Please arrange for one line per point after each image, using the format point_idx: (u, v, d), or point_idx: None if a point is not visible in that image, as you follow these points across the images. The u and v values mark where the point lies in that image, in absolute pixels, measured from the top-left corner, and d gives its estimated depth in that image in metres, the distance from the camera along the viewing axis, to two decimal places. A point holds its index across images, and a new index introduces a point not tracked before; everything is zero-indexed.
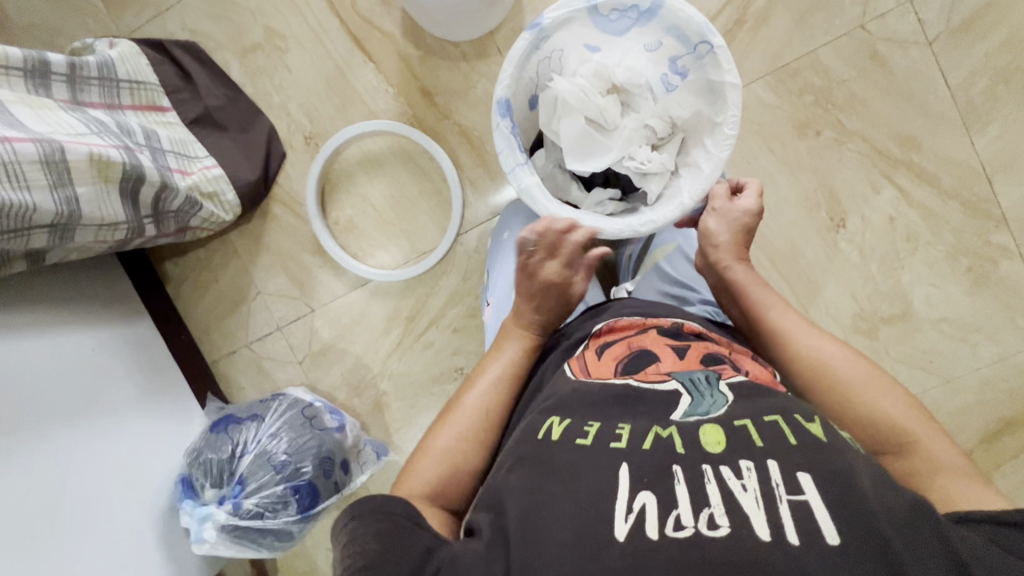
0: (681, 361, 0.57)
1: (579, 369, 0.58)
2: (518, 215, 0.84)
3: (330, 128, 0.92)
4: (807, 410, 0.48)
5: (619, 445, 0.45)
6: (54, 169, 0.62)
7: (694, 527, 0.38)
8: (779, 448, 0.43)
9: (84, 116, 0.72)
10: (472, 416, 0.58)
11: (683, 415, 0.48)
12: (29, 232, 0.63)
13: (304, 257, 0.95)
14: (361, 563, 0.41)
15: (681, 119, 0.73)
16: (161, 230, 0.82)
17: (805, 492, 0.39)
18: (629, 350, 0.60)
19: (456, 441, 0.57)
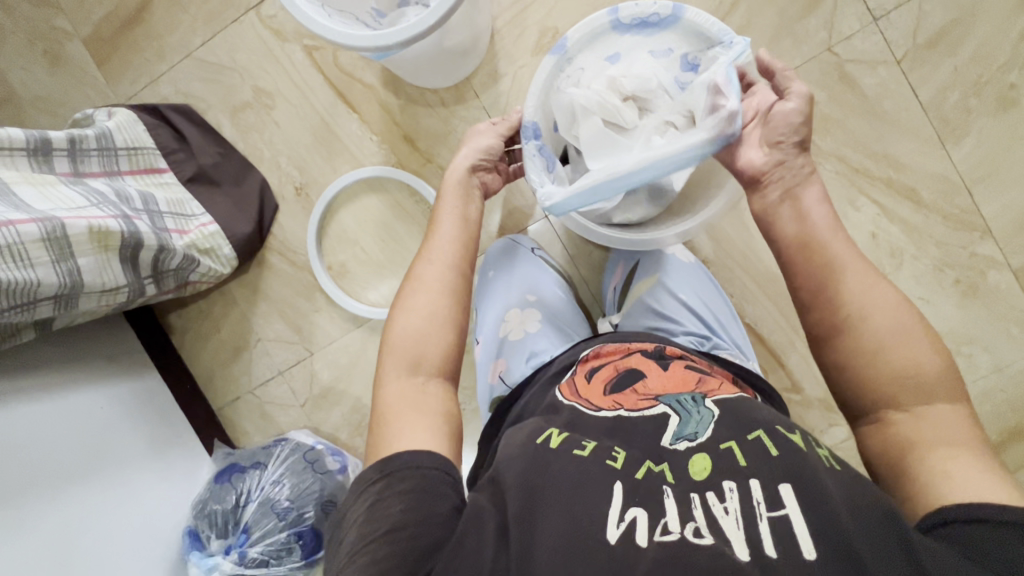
0: (665, 374, 0.59)
1: (570, 393, 0.59)
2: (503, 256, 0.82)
3: (319, 177, 0.95)
4: (787, 422, 0.49)
5: (615, 464, 0.46)
6: (56, 245, 0.66)
7: (680, 532, 0.40)
8: (761, 465, 0.44)
9: (84, 189, 0.76)
10: (436, 280, 0.59)
11: (673, 442, 0.48)
12: (35, 305, 0.67)
13: (301, 301, 0.97)
14: (391, 525, 0.43)
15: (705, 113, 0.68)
16: (161, 287, 0.86)
17: (786, 507, 0.40)
18: (616, 372, 0.61)
19: (425, 300, 0.58)
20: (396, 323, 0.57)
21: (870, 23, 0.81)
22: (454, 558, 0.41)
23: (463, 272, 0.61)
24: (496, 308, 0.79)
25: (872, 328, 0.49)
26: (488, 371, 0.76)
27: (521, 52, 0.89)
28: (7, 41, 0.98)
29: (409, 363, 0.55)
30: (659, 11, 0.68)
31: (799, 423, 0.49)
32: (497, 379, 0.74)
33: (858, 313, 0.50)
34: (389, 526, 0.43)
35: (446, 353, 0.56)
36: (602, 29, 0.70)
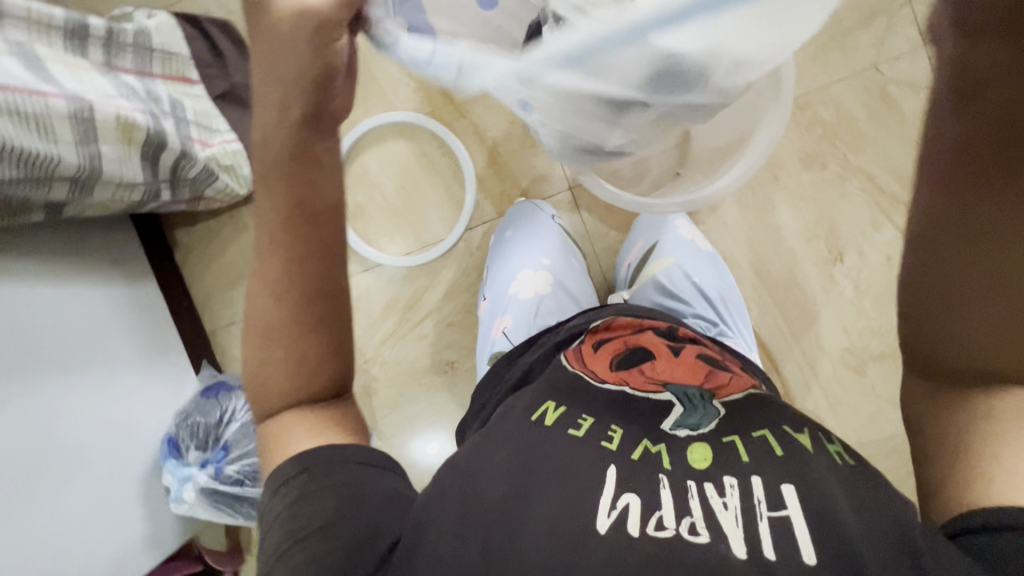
0: (675, 360, 0.59)
1: (575, 358, 0.60)
2: (523, 213, 0.81)
3: None
4: (797, 421, 0.48)
5: (609, 446, 0.46)
6: (81, 125, 0.65)
7: (675, 528, 0.39)
8: (763, 460, 0.43)
9: (116, 81, 0.75)
10: (275, 312, 0.42)
11: (674, 428, 0.48)
12: (51, 183, 0.66)
13: None
14: (322, 522, 0.39)
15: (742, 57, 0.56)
16: (177, 195, 0.84)
17: (787, 507, 0.39)
18: (625, 346, 0.62)
19: (265, 341, 0.43)
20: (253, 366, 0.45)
21: (920, 47, 0.82)
22: (415, 535, 0.39)
23: (304, 279, 0.42)
24: (507, 269, 0.79)
25: (968, 302, 0.36)
26: (490, 329, 0.76)
27: None
28: None
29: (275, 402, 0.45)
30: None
31: (807, 420, 0.49)
32: (500, 334, 0.74)
33: (987, 277, 0.35)
34: (319, 524, 0.39)
35: (319, 384, 0.44)
36: None
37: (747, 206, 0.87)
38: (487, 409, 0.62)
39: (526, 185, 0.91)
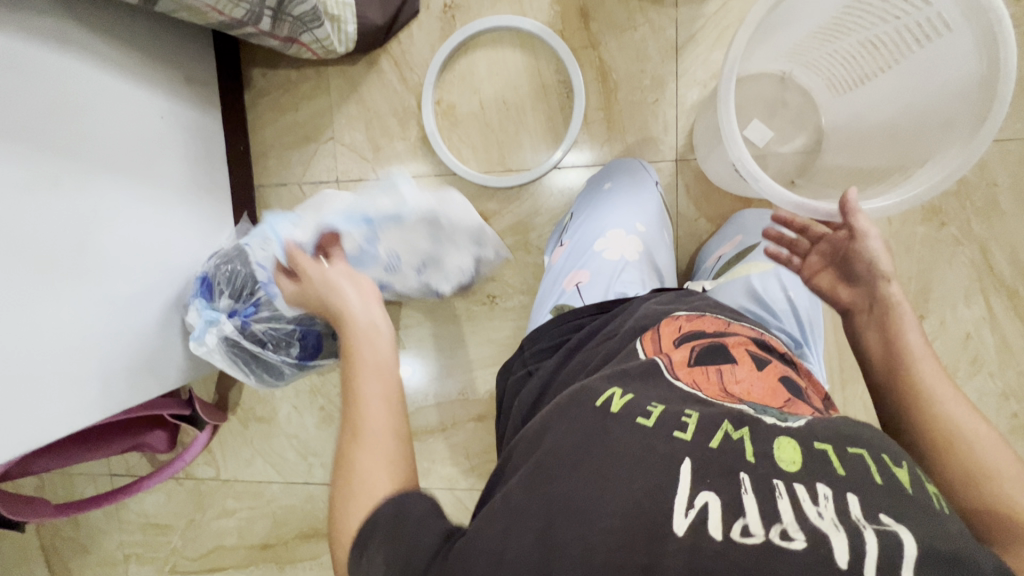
0: (759, 372, 0.49)
1: (652, 350, 0.51)
2: (627, 173, 0.78)
3: (472, 5, 0.86)
4: (898, 452, 0.38)
5: (683, 434, 0.38)
6: None
7: (764, 536, 0.32)
8: (864, 481, 0.35)
9: None
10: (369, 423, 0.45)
11: (760, 416, 0.41)
12: None
13: (392, 122, 0.90)
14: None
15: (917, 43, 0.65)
16: (273, 29, 0.77)
17: (892, 525, 0.32)
18: (709, 342, 0.52)
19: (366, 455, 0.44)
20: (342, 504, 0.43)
21: None
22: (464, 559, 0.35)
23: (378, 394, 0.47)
24: (598, 223, 0.74)
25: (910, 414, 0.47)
26: (563, 278, 0.71)
27: None
28: None
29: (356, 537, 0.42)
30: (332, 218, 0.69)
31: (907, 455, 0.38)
32: (572, 287, 0.69)
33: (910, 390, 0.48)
34: None
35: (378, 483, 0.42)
36: None
37: None
38: (542, 374, 0.57)
39: (631, 141, 0.85)
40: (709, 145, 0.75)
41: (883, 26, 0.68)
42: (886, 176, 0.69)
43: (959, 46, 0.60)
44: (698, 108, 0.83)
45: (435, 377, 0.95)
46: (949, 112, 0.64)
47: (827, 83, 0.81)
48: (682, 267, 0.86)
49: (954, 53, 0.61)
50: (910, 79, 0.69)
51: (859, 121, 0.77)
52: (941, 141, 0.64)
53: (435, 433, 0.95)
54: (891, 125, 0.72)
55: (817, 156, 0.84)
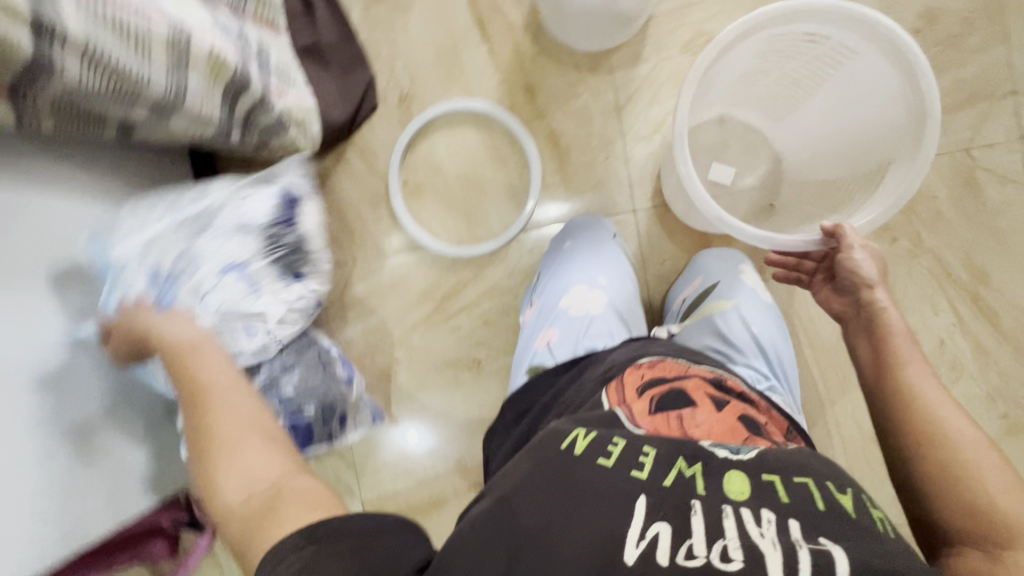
0: (717, 413, 0.54)
1: (617, 400, 0.55)
2: (584, 230, 0.83)
3: (426, 93, 0.93)
4: (839, 480, 0.45)
5: (639, 474, 0.44)
6: (176, 53, 0.64)
7: (706, 557, 0.38)
8: (804, 510, 0.40)
9: (214, 16, 0.72)
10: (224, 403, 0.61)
11: (712, 447, 0.47)
12: (133, 104, 0.64)
13: (363, 207, 0.95)
14: None
15: (849, 73, 0.71)
16: (243, 140, 0.83)
17: (827, 544, 0.38)
18: (667, 388, 0.56)
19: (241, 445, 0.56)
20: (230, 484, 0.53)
21: (1015, 140, 0.82)
22: None
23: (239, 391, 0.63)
24: (562, 283, 0.78)
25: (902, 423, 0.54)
26: (535, 338, 0.74)
27: (672, 46, 0.86)
28: None
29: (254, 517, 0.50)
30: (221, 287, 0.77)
31: (850, 482, 0.45)
32: (543, 346, 0.72)
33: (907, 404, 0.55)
34: None
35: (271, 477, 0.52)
36: None
37: None
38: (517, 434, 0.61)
39: (590, 197, 0.89)
40: (686, 206, 0.79)
41: (805, 61, 0.74)
42: (851, 197, 0.73)
43: (887, 70, 0.66)
44: (647, 159, 0.88)
45: (432, 447, 0.95)
46: (890, 125, 0.69)
47: (766, 115, 0.86)
48: (655, 310, 0.89)
49: (881, 77, 0.68)
50: (844, 101, 0.75)
51: (811, 148, 0.82)
52: (896, 154, 0.68)
53: (438, 505, 0.95)
54: (846, 147, 0.77)
55: (777, 184, 0.87)
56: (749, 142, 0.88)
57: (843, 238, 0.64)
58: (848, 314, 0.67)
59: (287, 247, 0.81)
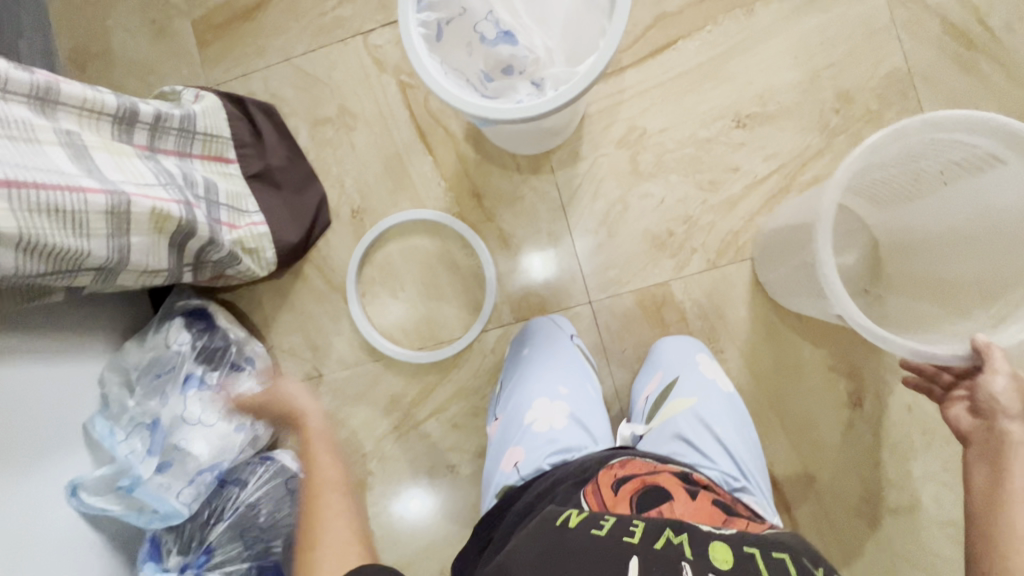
0: (692, 503, 0.57)
1: (597, 504, 0.55)
2: (540, 333, 0.85)
3: (377, 206, 0.95)
4: (819, 559, 0.45)
5: (632, 540, 0.45)
6: (116, 219, 0.66)
7: None
8: None
9: (155, 166, 0.76)
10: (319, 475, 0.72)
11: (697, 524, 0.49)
12: (75, 274, 0.65)
13: (324, 321, 0.96)
14: None
15: (974, 176, 0.62)
16: (197, 276, 0.84)
17: None
18: (643, 486, 0.58)
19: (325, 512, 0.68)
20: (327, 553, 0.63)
21: None
22: None
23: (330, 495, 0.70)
24: (525, 393, 0.79)
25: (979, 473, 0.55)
26: (502, 459, 0.73)
27: (609, 142, 0.89)
28: (121, 6, 1.02)
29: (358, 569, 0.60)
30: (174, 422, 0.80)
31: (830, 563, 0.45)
32: (510, 464, 0.71)
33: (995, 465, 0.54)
34: None
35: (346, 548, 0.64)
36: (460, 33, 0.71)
37: (769, 339, 0.86)
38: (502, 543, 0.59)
39: (546, 293, 0.91)
40: (797, 290, 0.75)
41: (933, 159, 0.64)
42: (975, 305, 0.65)
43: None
44: (598, 251, 0.89)
45: (414, 561, 0.92)
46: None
47: (867, 202, 0.77)
48: (623, 397, 0.89)
49: (1014, 182, 0.59)
50: (962, 197, 0.66)
51: (919, 233, 0.74)
52: None
53: None
54: (971, 244, 0.67)
55: (879, 266, 0.82)
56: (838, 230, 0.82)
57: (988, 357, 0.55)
58: (976, 438, 0.57)
59: (216, 352, 0.87)
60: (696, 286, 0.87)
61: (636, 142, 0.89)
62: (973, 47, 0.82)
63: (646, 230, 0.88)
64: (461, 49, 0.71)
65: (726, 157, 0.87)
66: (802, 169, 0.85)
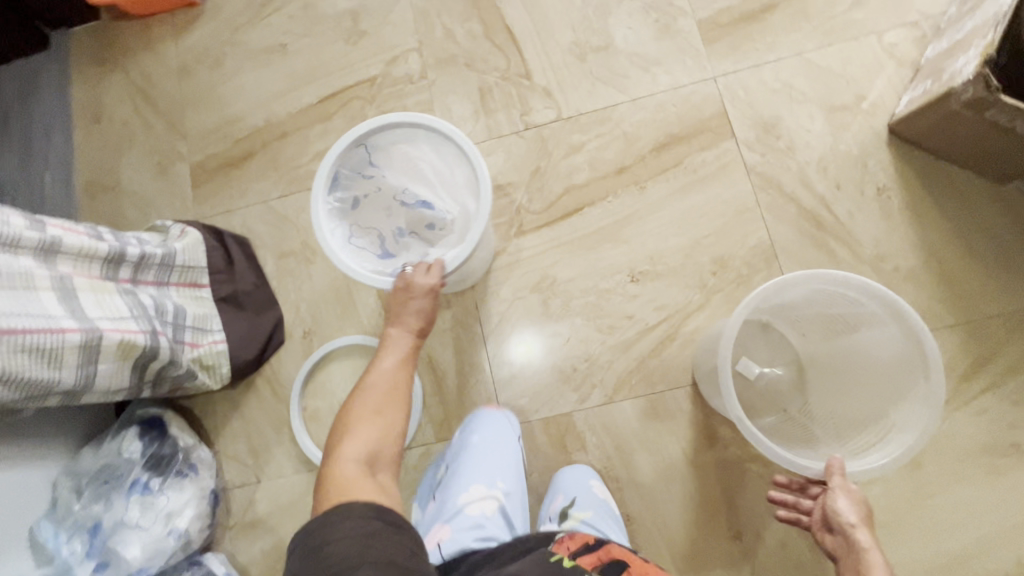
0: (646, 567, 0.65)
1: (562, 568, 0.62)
2: (490, 422, 0.92)
3: (326, 329, 1.09)
4: None
5: None
6: (87, 352, 0.80)
7: None
8: None
9: (133, 300, 0.91)
10: (374, 397, 0.72)
11: None
12: (45, 398, 0.78)
13: (268, 431, 1.06)
14: None
15: (861, 331, 0.81)
16: (156, 390, 0.97)
17: None
18: (601, 561, 0.65)
19: (370, 417, 0.69)
20: (347, 447, 0.65)
21: None
22: None
23: (401, 381, 0.76)
24: (464, 476, 0.85)
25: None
26: (431, 533, 0.79)
27: (525, 287, 1.05)
28: (134, 149, 1.23)
29: (384, 441, 0.68)
30: (112, 525, 0.89)
31: None
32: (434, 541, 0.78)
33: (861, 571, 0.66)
34: None
35: (384, 452, 0.67)
36: (367, 207, 0.88)
37: (659, 470, 0.96)
38: None
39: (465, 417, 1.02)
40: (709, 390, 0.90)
41: (840, 307, 0.81)
42: (864, 429, 0.81)
43: (900, 337, 0.75)
44: (511, 382, 1.02)
45: None
46: (894, 374, 0.78)
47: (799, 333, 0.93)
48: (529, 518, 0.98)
49: (888, 340, 0.77)
50: (853, 344, 0.84)
51: (829, 363, 0.90)
52: (902, 405, 0.76)
53: None
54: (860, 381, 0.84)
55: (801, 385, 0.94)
56: (778, 340, 0.97)
57: (831, 475, 0.72)
58: (840, 551, 0.71)
59: (164, 459, 0.96)
60: (595, 418, 0.99)
61: (548, 289, 1.04)
62: (821, 229, 0.99)
63: (553, 365, 1.01)
64: (381, 212, 0.89)
65: (623, 306, 1.01)
66: (685, 321, 1.00)
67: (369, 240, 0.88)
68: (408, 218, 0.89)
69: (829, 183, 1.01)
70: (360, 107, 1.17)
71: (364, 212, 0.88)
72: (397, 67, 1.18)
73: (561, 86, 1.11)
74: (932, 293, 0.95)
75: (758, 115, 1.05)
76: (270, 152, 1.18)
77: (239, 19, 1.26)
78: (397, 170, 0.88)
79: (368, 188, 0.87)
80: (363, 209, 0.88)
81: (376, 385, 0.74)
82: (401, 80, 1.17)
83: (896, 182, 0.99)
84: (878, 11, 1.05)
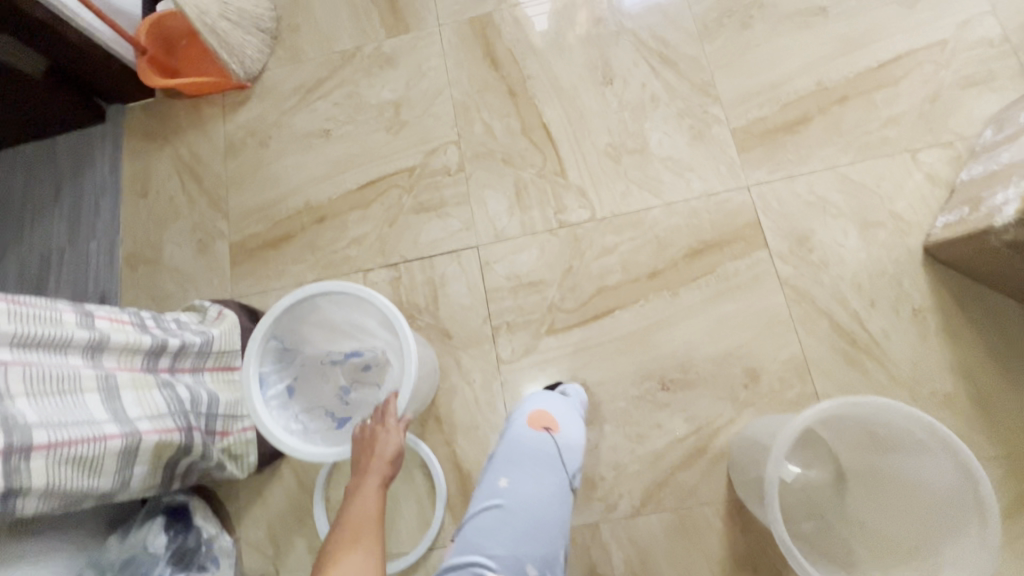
0: None
1: None
2: (524, 466, 0.84)
3: None
4: None
5: None
6: (125, 456, 0.81)
7: None
8: None
9: (171, 391, 0.93)
10: (359, 529, 0.74)
11: None
12: (81, 504, 0.79)
13: (291, 520, 1.06)
14: None
15: (906, 454, 0.78)
16: (184, 480, 0.97)
17: None
18: None
19: (355, 551, 0.70)
20: None
21: None
22: None
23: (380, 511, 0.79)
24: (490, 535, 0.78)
25: None
26: None
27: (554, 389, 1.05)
28: (177, 224, 1.27)
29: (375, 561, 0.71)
30: None
31: None
32: None
33: None
34: None
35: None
36: (311, 386, 1.06)
37: None
38: None
39: None
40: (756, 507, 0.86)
41: (880, 428, 0.78)
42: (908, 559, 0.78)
43: (949, 470, 0.73)
44: None
45: None
46: (941, 503, 0.75)
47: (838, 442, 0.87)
48: None
49: (938, 470, 0.74)
50: (898, 464, 0.81)
51: (869, 477, 0.85)
52: (949, 541, 0.73)
53: None
54: (904, 504, 0.81)
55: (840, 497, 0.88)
56: (811, 447, 0.90)
57: None
58: None
59: (188, 552, 0.97)
60: (621, 530, 0.97)
61: None
62: (855, 346, 0.99)
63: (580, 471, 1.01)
64: (321, 382, 1.07)
65: (652, 414, 1.01)
66: (715, 434, 0.99)
67: (324, 414, 1.04)
68: (347, 373, 1.08)
69: (863, 300, 1.01)
70: (397, 195, 1.20)
71: (311, 393, 1.06)
72: (436, 158, 1.21)
73: (596, 187, 1.14)
74: (969, 420, 0.94)
75: (791, 227, 1.06)
76: (308, 236, 1.21)
77: (285, 103, 1.31)
78: (324, 347, 1.08)
79: (305, 371, 1.06)
80: (306, 393, 1.06)
81: (359, 515, 0.76)
82: (438, 171, 1.20)
83: (931, 303, 0.99)
84: (912, 130, 1.07)
